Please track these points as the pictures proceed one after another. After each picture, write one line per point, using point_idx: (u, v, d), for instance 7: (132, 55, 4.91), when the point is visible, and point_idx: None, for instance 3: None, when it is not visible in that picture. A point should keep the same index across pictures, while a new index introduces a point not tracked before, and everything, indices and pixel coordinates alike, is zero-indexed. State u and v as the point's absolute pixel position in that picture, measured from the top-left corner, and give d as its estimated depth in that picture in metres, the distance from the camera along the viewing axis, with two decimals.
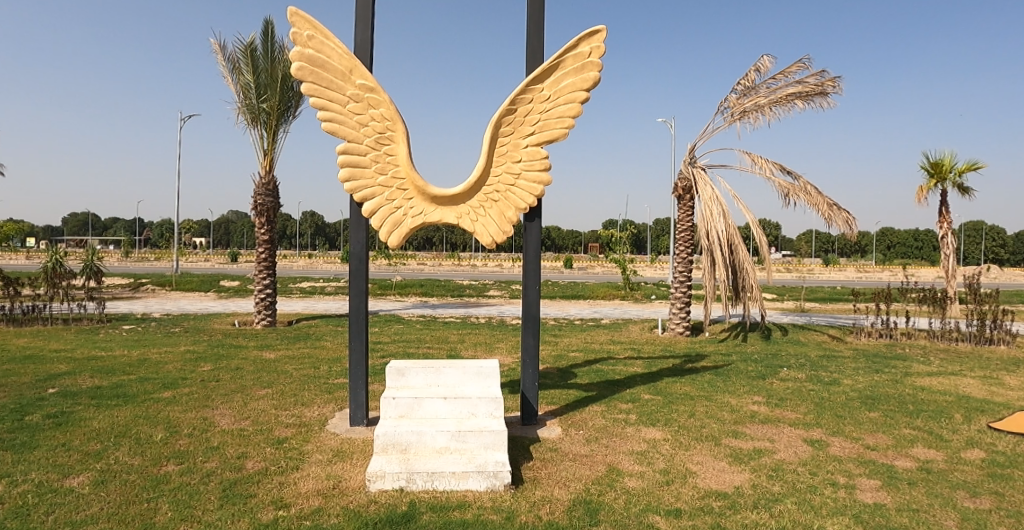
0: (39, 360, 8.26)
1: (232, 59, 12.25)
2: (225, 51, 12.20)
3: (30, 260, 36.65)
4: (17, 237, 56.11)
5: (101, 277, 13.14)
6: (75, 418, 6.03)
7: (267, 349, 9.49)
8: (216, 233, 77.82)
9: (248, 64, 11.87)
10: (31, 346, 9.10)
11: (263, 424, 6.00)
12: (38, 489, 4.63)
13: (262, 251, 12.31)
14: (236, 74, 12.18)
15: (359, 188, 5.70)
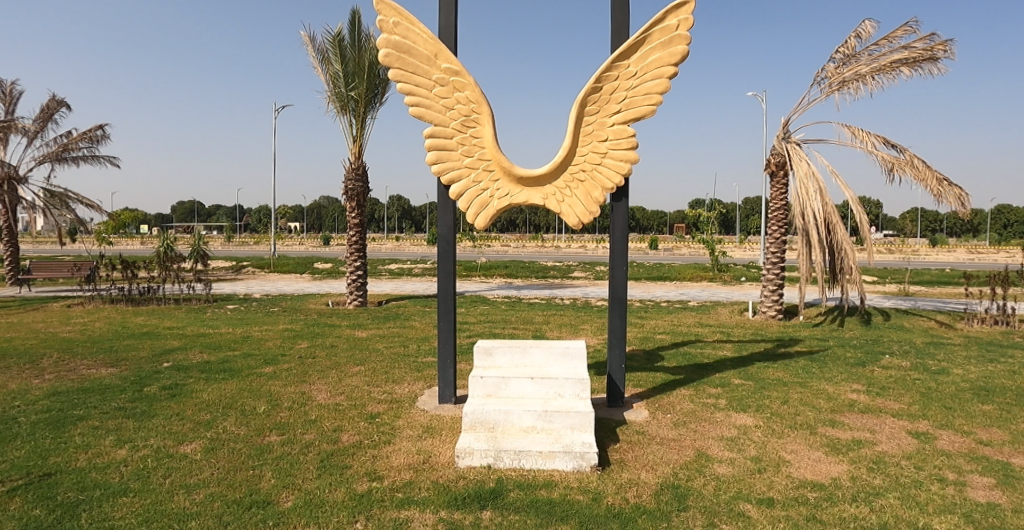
0: (155, 336, 8.99)
1: (321, 49, 12.71)
2: (315, 43, 12.66)
3: (146, 245, 40.06)
4: (135, 225, 61.89)
5: (208, 261, 14.02)
6: (188, 389, 6.54)
7: (359, 328, 9.91)
8: (302, 218, 81.75)
9: (337, 55, 12.28)
10: (148, 324, 9.91)
11: (356, 400, 6.27)
12: (156, 454, 5.06)
13: (353, 235, 12.75)
14: (326, 64, 12.63)
15: (446, 171, 5.78)
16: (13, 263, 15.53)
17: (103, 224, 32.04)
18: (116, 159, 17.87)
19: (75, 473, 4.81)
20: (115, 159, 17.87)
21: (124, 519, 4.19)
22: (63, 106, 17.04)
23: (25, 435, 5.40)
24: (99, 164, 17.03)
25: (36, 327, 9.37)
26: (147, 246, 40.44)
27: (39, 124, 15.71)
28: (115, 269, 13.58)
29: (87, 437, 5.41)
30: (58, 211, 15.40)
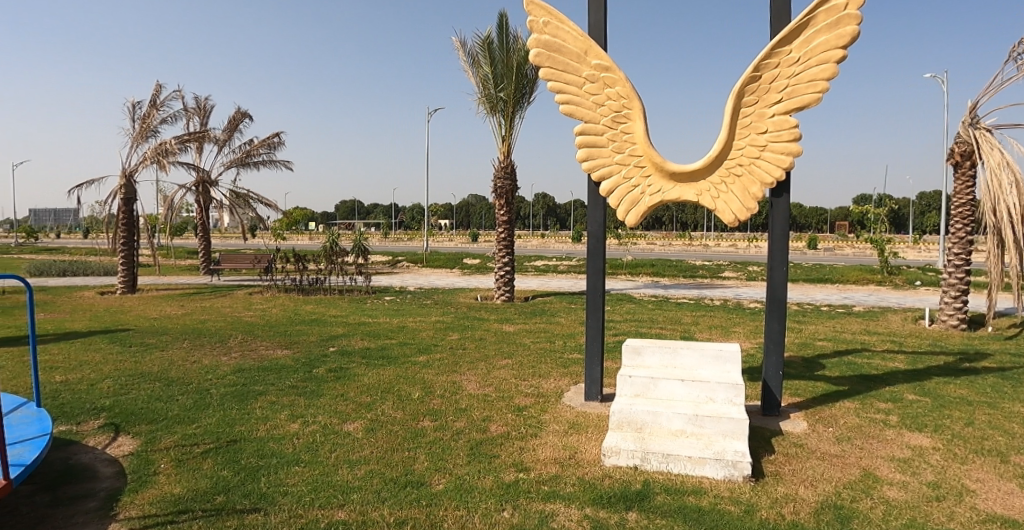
0: (323, 323, 9.88)
1: (471, 53, 13.21)
2: (466, 47, 13.18)
3: (314, 240, 44.27)
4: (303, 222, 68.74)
5: (367, 256, 15.10)
6: (351, 373, 7.12)
7: (506, 322, 10.21)
8: (460, 216, 86.30)
9: (486, 57, 12.71)
10: (318, 311, 10.92)
11: (504, 392, 6.46)
12: (324, 430, 5.56)
13: (502, 232, 13.16)
14: (476, 67, 13.12)
15: (596, 167, 5.78)
16: (208, 255, 17.83)
17: (281, 221, 35.86)
18: (289, 161, 19.87)
19: (256, 442, 5.43)
20: (288, 161, 19.88)
21: (295, 487, 4.67)
22: (248, 115, 19.21)
23: (217, 405, 6.19)
24: (275, 167, 19.02)
25: (227, 311, 10.68)
26: (314, 241, 44.58)
27: (228, 133, 17.86)
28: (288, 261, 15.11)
29: (266, 410, 6.07)
30: (242, 210, 17.43)
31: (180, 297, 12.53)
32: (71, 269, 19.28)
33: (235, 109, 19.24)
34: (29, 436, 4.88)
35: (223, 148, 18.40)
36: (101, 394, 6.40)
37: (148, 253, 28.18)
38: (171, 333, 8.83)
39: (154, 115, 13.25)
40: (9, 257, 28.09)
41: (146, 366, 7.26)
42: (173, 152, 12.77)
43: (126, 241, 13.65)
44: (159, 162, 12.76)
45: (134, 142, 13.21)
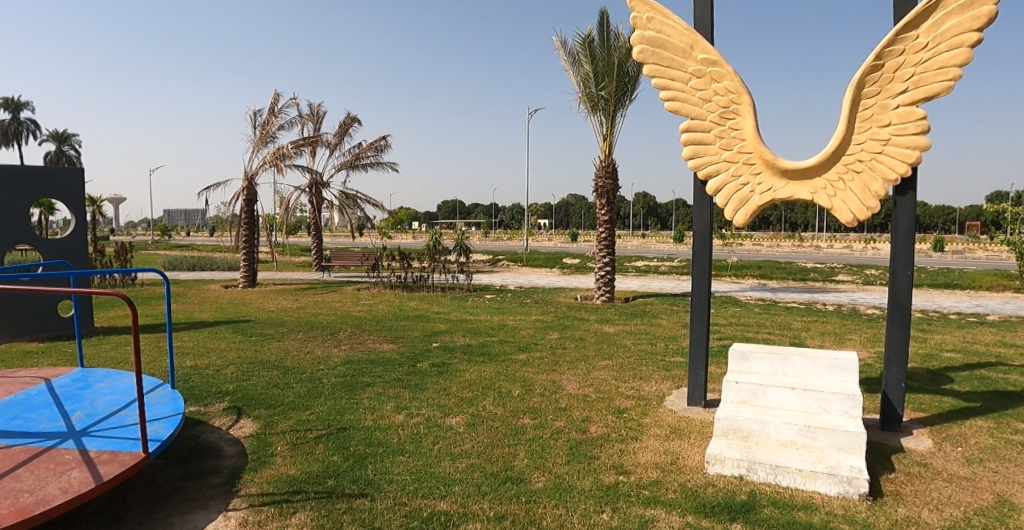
0: (426, 318, 10.24)
1: (571, 52, 13.26)
2: (566, 46, 13.24)
3: (417, 239, 45.98)
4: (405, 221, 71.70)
5: (470, 255, 15.39)
6: (453, 368, 7.32)
7: (607, 323, 10.17)
8: (558, 216, 86.62)
9: (587, 55, 12.72)
10: (422, 307, 11.33)
11: (604, 393, 6.46)
12: (427, 422, 5.79)
13: (603, 232, 13.15)
14: (576, 66, 13.17)
15: (703, 166, 5.64)
16: (320, 253, 18.92)
17: (386, 221, 37.47)
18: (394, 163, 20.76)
19: (363, 431, 5.72)
20: (394, 163, 20.79)
21: (400, 476, 4.90)
22: (357, 120, 20.21)
23: (329, 394, 6.56)
24: (382, 169, 19.89)
25: (337, 306, 11.30)
26: (416, 240, 46.24)
27: (339, 137, 18.86)
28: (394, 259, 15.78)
29: (373, 401, 6.36)
30: (351, 210, 18.37)
31: (295, 292, 13.40)
32: (200, 264, 21.09)
33: (347, 114, 20.29)
34: (165, 414, 5.39)
35: (334, 151, 19.46)
36: (226, 378, 6.96)
37: (268, 250, 30.32)
38: (287, 325, 9.45)
39: (273, 122, 14.22)
40: (150, 253, 31.15)
41: (265, 354, 7.83)
42: (290, 156, 13.65)
43: (247, 239, 14.76)
44: (277, 166, 13.68)
45: (255, 147, 14.24)
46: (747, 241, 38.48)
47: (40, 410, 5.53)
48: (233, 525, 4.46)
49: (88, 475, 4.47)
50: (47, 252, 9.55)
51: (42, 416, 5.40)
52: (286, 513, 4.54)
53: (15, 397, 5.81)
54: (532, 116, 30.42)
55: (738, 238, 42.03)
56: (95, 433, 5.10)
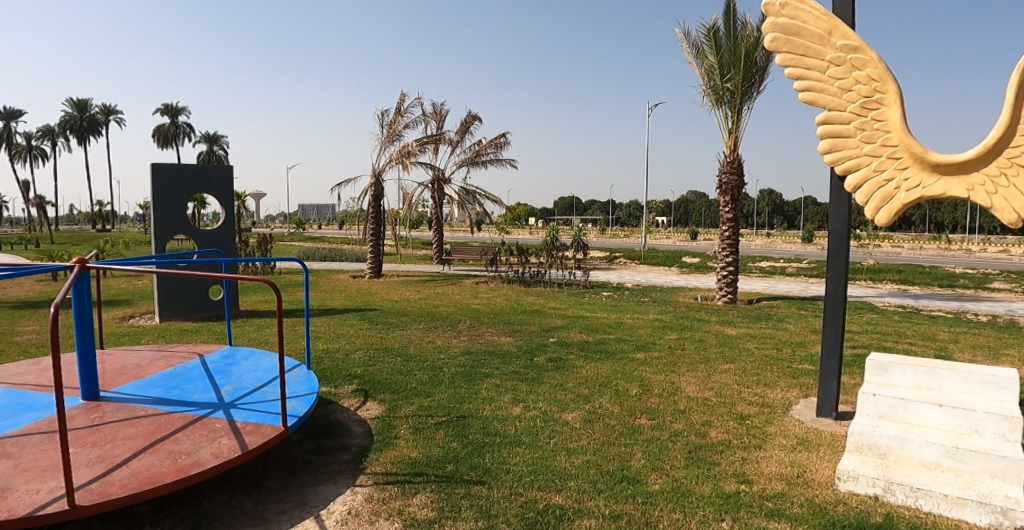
0: (543, 313, 10.41)
1: (695, 43, 12.87)
2: (690, 38, 12.87)
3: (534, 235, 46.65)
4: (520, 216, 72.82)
5: (587, 251, 15.28)
6: (570, 364, 7.62)
7: (728, 325, 9.86)
8: (675, 212, 84.18)
9: (712, 47, 12.30)
10: (539, 302, 11.52)
11: (725, 397, 6.48)
12: (543, 416, 6.12)
13: (727, 230, 12.72)
14: (700, 58, 12.77)
15: (841, 160, 5.27)
16: (441, 247, 19.68)
17: (503, 216, 38.22)
18: (512, 160, 21.21)
19: (482, 420, 6.01)
20: (512, 160, 21.22)
21: (516, 467, 5.09)
22: (477, 118, 20.79)
23: (448, 383, 6.85)
24: (501, 166, 20.33)
25: (457, 298, 11.73)
26: (530, 237, 46.79)
27: (461, 135, 19.52)
28: (513, 254, 16.09)
29: (491, 392, 6.68)
30: (470, 206, 18.93)
31: (417, 283, 14.06)
32: (330, 255, 22.66)
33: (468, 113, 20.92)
34: (300, 392, 5.86)
35: (456, 148, 20.13)
36: (354, 363, 7.45)
37: (392, 244, 31.99)
38: (410, 315, 9.94)
39: (399, 121, 14.95)
40: (290, 244, 33.93)
41: (390, 342, 8.30)
42: (414, 153, 14.30)
43: (374, 232, 15.66)
44: (403, 163, 14.39)
45: (383, 145, 15.10)
46: (887, 242, 35.35)
47: (197, 382, 6.21)
48: (360, 500, 4.79)
49: (235, 443, 4.97)
50: (203, 241, 10.67)
51: (198, 388, 6.05)
52: (408, 494, 4.80)
53: (174, 369, 6.55)
54: (652, 110, 29.87)
55: (876, 238, 38.73)
56: (242, 406, 5.65)
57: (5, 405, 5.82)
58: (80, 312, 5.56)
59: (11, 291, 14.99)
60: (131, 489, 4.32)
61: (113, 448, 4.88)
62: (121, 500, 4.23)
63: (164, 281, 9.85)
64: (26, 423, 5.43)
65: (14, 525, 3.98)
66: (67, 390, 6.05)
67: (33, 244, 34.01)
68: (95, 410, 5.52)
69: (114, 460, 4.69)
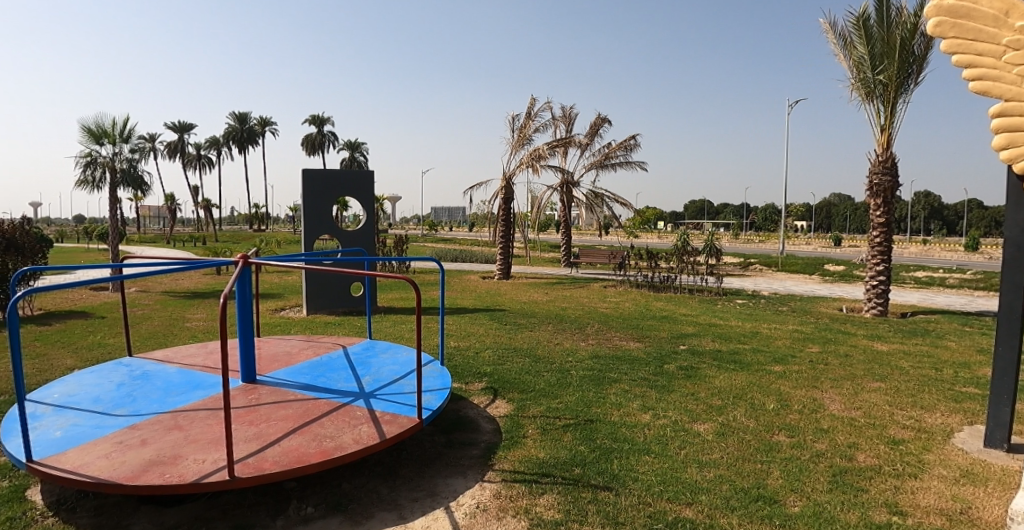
0: (673, 319, 10.10)
1: (842, 34, 11.91)
2: (836, 28, 11.94)
3: (661, 240, 45.47)
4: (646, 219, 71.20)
5: (721, 257, 14.56)
6: (701, 373, 7.34)
7: (878, 340, 9.01)
8: (814, 216, 78.32)
9: (861, 37, 11.32)
10: (668, 308, 11.19)
11: (875, 419, 5.95)
12: (674, 426, 5.94)
13: (877, 236, 11.63)
14: (848, 49, 11.81)
15: (1020, 157, 4.68)
16: (568, 250, 19.68)
17: (630, 220, 37.52)
18: (640, 162, 20.79)
19: (610, 425, 5.95)
20: (640, 162, 20.81)
21: (645, 476, 5.03)
22: (606, 119, 20.62)
23: (576, 385, 6.86)
24: (631, 168, 20.05)
25: (584, 301, 11.70)
26: (657, 241, 45.60)
27: (590, 138, 19.48)
28: (642, 259, 15.79)
29: (619, 397, 6.60)
30: (598, 208, 18.81)
31: (545, 286, 14.18)
32: (461, 257, 23.51)
33: (597, 114, 20.82)
34: (435, 387, 6.11)
35: (585, 151, 20.11)
36: (484, 361, 7.66)
37: (518, 247, 32.59)
38: (538, 316, 10.06)
39: (529, 125, 15.20)
40: (423, 245, 35.59)
41: (518, 342, 8.45)
42: (544, 157, 14.47)
43: (505, 234, 16.08)
44: (533, 166, 14.61)
45: (514, 150, 15.43)
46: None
47: (340, 372, 6.67)
48: (488, 495, 4.91)
49: (373, 431, 5.28)
50: (346, 241, 11.45)
51: (341, 377, 6.50)
52: (535, 493, 4.85)
53: (321, 358, 7.10)
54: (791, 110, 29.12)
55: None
56: (380, 396, 5.98)
57: (180, 383, 6.60)
58: (243, 303, 6.17)
59: (186, 283, 17.00)
60: (282, 466, 4.73)
61: (267, 427, 5.37)
62: (273, 475, 4.65)
63: (313, 277, 10.71)
64: (196, 400, 6.13)
65: (185, 489, 4.50)
66: (229, 372, 6.75)
67: (205, 242, 38.39)
68: (253, 392, 6.10)
69: (268, 438, 5.17)
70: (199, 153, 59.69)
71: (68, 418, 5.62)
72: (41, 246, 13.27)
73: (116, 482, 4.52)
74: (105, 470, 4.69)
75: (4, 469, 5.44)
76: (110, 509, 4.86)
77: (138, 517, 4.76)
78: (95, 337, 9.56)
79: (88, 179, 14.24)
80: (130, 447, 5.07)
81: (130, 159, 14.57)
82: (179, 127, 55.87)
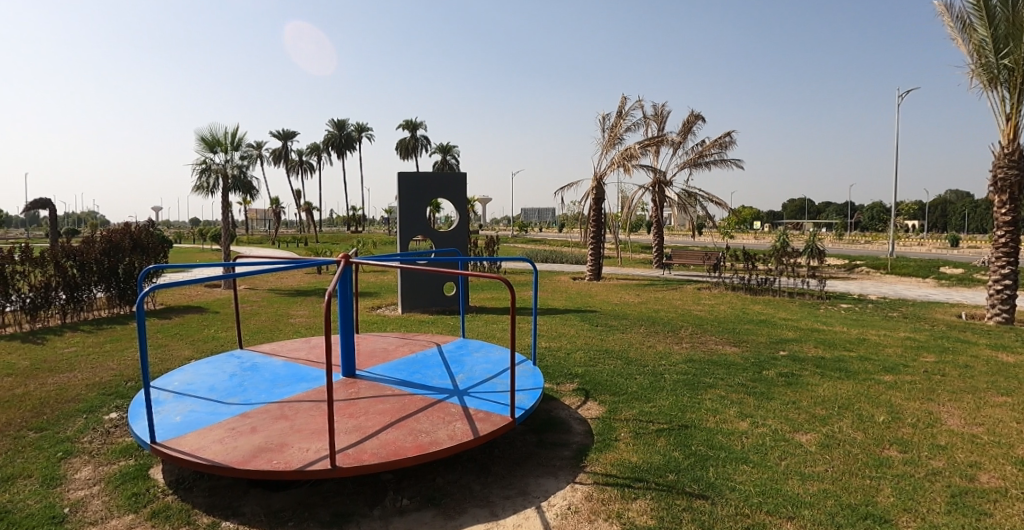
0: (771, 324, 9.65)
1: (960, 16, 10.98)
2: (952, 10, 11.01)
3: (756, 240, 43.62)
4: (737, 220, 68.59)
5: (823, 258, 13.80)
6: (803, 381, 6.97)
7: (1006, 350, 8.21)
8: (924, 216, 72.63)
9: (982, 18, 10.39)
10: (766, 312, 10.71)
11: (1001, 437, 5.46)
12: (773, 435, 5.67)
13: (1002, 235, 10.59)
14: (967, 32, 10.86)
15: None
16: (661, 250, 19.36)
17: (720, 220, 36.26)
18: (733, 160, 20.03)
19: (706, 432, 5.76)
20: (733, 160, 20.05)
21: (744, 486, 4.85)
22: (698, 117, 20.04)
23: (670, 390, 6.69)
24: (725, 166, 19.39)
25: (676, 304, 11.42)
26: (750, 242, 43.78)
27: (683, 136, 19.01)
28: (738, 260, 15.23)
29: (715, 403, 6.38)
30: (692, 208, 18.36)
31: (636, 287, 13.98)
32: (551, 257, 23.63)
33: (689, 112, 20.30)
34: (526, 386, 6.14)
35: (677, 149, 19.65)
36: (575, 362, 7.62)
37: (606, 248, 32.30)
38: (629, 318, 9.91)
39: (620, 124, 15.02)
40: (511, 246, 35.96)
41: (610, 344, 8.35)
42: (636, 156, 14.27)
43: (595, 235, 15.98)
44: (624, 165, 14.45)
45: (604, 149, 15.30)
46: None
47: (434, 368, 6.85)
48: (580, 497, 4.87)
49: (467, 428, 5.37)
50: (439, 241, 11.76)
51: (435, 374, 6.66)
52: (627, 498, 4.78)
53: (416, 355, 7.31)
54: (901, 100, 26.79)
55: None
56: (473, 394, 6.08)
57: (285, 375, 6.99)
58: (345, 301, 6.45)
59: (289, 281, 18.03)
60: (380, 458, 4.90)
61: (366, 420, 5.58)
62: (371, 466, 4.82)
63: (407, 276, 11.07)
64: (299, 392, 6.46)
65: (291, 476, 4.75)
66: (330, 366, 7.08)
67: (306, 243, 40.60)
68: (352, 386, 6.36)
69: (366, 431, 5.37)
70: (298, 158, 63.23)
71: (187, 405, 6.08)
72: (163, 247, 14.46)
73: (230, 465, 4.84)
74: (219, 454, 5.03)
75: (132, 449, 5.95)
76: (223, 490, 5.20)
77: (247, 499, 5.07)
78: (209, 330, 10.30)
79: (203, 185, 15.33)
80: (242, 433, 5.42)
81: (240, 165, 15.61)
82: (281, 135, 59.42)
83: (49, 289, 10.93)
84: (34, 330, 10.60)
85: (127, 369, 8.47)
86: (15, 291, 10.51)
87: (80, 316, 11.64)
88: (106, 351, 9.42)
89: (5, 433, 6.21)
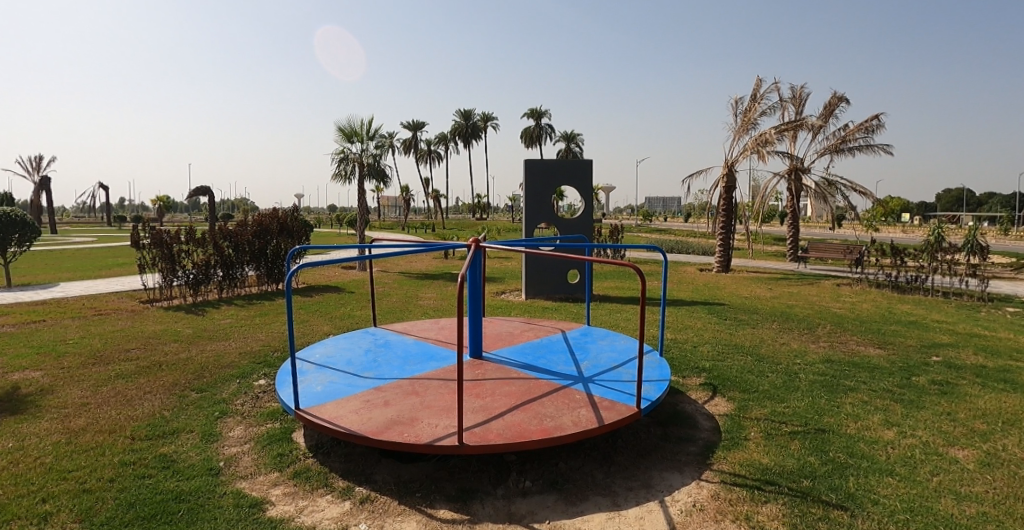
0: (923, 326, 8.83)
1: None
2: None
3: (905, 235, 39.77)
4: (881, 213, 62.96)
5: (986, 255, 12.37)
6: (961, 391, 6.32)
7: None
8: None
9: None
10: (916, 313, 9.79)
11: None
12: (925, 447, 5.22)
13: None
14: None
15: None
16: (795, 243, 18.27)
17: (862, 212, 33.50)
18: (882, 146, 18.33)
19: (846, 438, 5.41)
20: (882, 146, 18.35)
21: (888, 500, 4.52)
22: (842, 99, 18.58)
23: (806, 390, 6.35)
24: (872, 152, 17.84)
25: (813, 300, 10.75)
26: (896, 236, 40.01)
27: (824, 119, 17.73)
28: (882, 255, 14.03)
29: (857, 408, 5.97)
30: (832, 198, 17.12)
31: (767, 281, 13.29)
32: (676, 248, 23.04)
33: (833, 94, 18.86)
34: (653, 378, 6.08)
35: (818, 134, 18.37)
36: (702, 356, 7.42)
37: (735, 239, 30.96)
38: (761, 313, 9.46)
39: (755, 108, 14.28)
40: (637, 235, 35.15)
41: (739, 339, 8.04)
42: (772, 142, 13.53)
43: (724, 225, 15.36)
44: (758, 152, 13.75)
45: (736, 135, 14.64)
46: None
47: (559, 355, 6.95)
48: (706, 496, 4.77)
49: (592, 415, 5.41)
50: (564, 229, 11.85)
51: (560, 360, 6.75)
52: (757, 500, 4.61)
53: (541, 340, 7.45)
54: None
55: None
56: (598, 382, 6.10)
57: (416, 353, 7.39)
58: (474, 284, 6.68)
59: (417, 264, 18.97)
60: (506, 439, 5.06)
61: (492, 401, 5.77)
62: (497, 446, 4.99)
63: (531, 263, 11.26)
64: (429, 370, 6.81)
65: (420, 449, 5.04)
66: (457, 347, 7.39)
67: (433, 229, 42.46)
68: (479, 367, 6.60)
69: (492, 411, 5.56)
70: (424, 148, 66.09)
71: (327, 376, 6.60)
72: (306, 230, 15.72)
73: (365, 434, 5.21)
74: (355, 424, 5.43)
75: (277, 414, 6.56)
76: (357, 458, 5.62)
77: (379, 468, 5.44)
78: (345, 309, 11.10)
79: (341, 173, 16.46)
80: (375, 406, 5.80)
81: (374, 154, 16.58)
82: (410, 126, 62.29)
83: (209, 266, 12.23)
84: (196, 302, 11.93)
85: (274, 340, 9.33)
86: (182, 267, 11.87)
87: (233, 292, 12.95)
88: (256, 323, 10.43)
89: (173, 392, 7.07)
